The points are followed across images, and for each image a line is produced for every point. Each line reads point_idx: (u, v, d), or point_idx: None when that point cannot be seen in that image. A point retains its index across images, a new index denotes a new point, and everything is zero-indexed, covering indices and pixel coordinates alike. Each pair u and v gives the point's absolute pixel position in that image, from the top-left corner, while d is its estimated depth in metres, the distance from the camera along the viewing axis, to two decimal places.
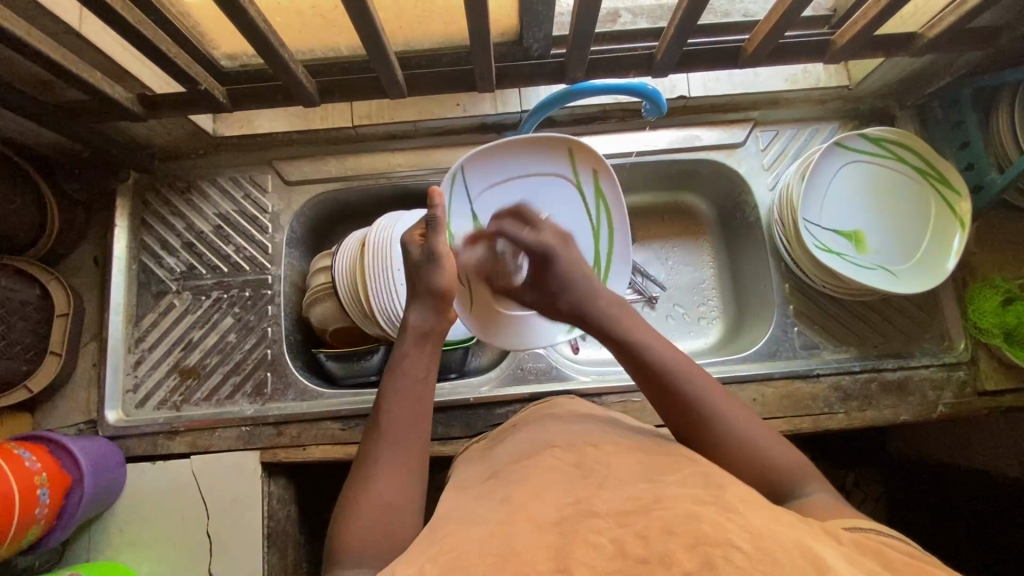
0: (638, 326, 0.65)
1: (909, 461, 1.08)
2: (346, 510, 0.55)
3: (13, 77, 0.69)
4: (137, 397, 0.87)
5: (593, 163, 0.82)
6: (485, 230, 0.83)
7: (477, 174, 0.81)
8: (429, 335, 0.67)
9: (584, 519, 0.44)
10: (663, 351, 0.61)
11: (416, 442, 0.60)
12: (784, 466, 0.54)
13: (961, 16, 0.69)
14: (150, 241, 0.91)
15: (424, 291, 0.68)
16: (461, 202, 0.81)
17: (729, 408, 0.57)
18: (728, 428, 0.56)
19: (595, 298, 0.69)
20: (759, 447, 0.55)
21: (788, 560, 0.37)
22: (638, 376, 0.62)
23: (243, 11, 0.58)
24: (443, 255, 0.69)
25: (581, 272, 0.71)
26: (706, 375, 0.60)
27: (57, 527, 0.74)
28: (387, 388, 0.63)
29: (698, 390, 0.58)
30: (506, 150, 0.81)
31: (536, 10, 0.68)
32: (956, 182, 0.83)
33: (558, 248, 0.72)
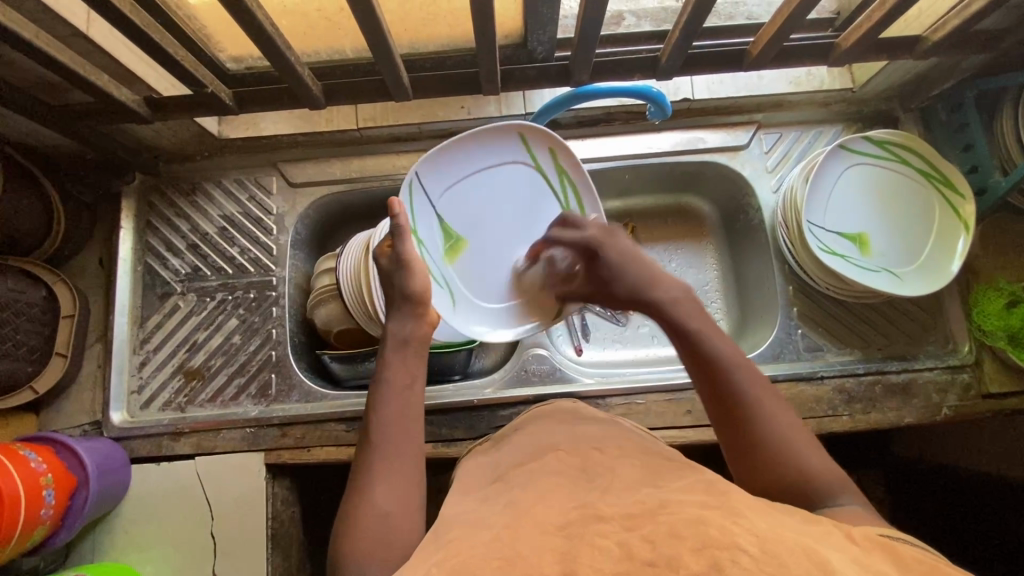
0: (697, 316, 0.62)
1: (912, 463, 1.08)
2: (346, 522, 0.55)
3: (21, 79, 0.69)
4: (141, 398, 0.87)
5: (549, 142, 0.81)
6: (452, 230, 0.80)
7: (432, 176, 0.77)
8: (410, 341, 0.67)
9: (589, 522, 0.44)
10: (724, 346, 0.59)
11: (409, 449, 0.60)
12: (820, 476, 0.53)
13: (966, 19, 0.69)
14: (155, 243, 0.91)
15: (400, 299, 0.68)
16: (424, 205, 0.77)
17: (779, 412, 0.56)
18: (774, 435, 0.55)
19: (658, 283, 0.66)
20: (801, 457, 0.54)
21: (795, 562, 0.37)
22: (693, 365, 0.60)
23: (250, 14, 0.59)
24: (413, 260, 0.69)
25: (641, 262, 0.69)
26: (759, 375, 0.58)
27: (61, 528, 0.74)
28: (374, 398, 0.63)
29: (751, 389, 0.57)
30: (460, 144, 0.78)
31: (541, 13, 0.68)
32: (961, 185, 0.84)
33: (608, 241, 0.71)
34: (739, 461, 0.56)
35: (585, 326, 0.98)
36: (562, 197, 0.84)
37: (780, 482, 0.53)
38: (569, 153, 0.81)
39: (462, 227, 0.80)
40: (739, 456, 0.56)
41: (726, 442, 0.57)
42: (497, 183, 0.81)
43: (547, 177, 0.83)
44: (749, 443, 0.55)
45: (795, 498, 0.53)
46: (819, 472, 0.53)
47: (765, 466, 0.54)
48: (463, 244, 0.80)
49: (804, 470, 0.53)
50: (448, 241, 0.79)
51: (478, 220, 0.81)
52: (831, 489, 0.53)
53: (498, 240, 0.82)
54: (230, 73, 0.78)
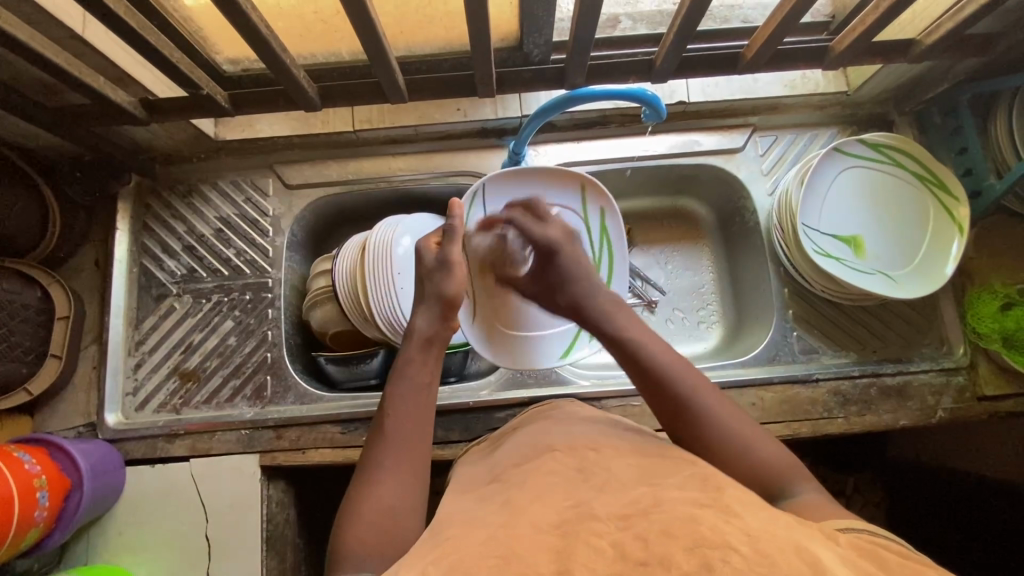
0: (629, 322, 0.68)
1: (908, 465, 1.08)
2: (349, 513, 0.55)
3: (19, 81, 0.69)
4: (137, 400, 0.87)
5: (604, 201, 0.84)
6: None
7: (495, 193, 0.83)
8: (432, 343, 0.67)
9: (583, 521, 0.44)
10: (657, 349, 0.63)
11: (419, 449, 0.60)
12: (772, 463, 0.56)
13: (959, 23, 0.69)
14: (151, 244, 0.91)
15: (433, 296, 0.69)
16: (479, 216, 0.82)
17: (725, 408, 0.59)
18: (722, 432, 0.58)
19: (595, 294, 0.72)
20: (752, 448, 0.57)
21: (785, 561, 0.37)
22: (633, 371, 0.63)
23: (246, 17, 0.59)
24: (454, 263, 0.70)
25: (584, 272, 0.74)
26: (699, 374, 0.62)
27: (56, 530, 0.74)
28: (390, 393, 0.63)
29: (691, 388, 0.60)
30: (527, 174, 0.83)
31: (536, 15, 0.68)
32: (954, 189, 0.84)
33: (565, 247, 0.75)
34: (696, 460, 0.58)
35: None
36: (596, 252, 0.86)
37: (738, 475, 0.56)
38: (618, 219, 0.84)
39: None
40: (697, 456, 0.59)
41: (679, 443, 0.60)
42: None
43: (590, 229, 0.86)
44: (698, 440, 0.58)
45: (754, 487, 0.56)
46: (773, 460, 0.56)
47: (720, 461, 0.57)
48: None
49: (757, 459, 0.56)
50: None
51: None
52: (826, 494, 0.53)
53: None
54: (226, 75, 0.78)
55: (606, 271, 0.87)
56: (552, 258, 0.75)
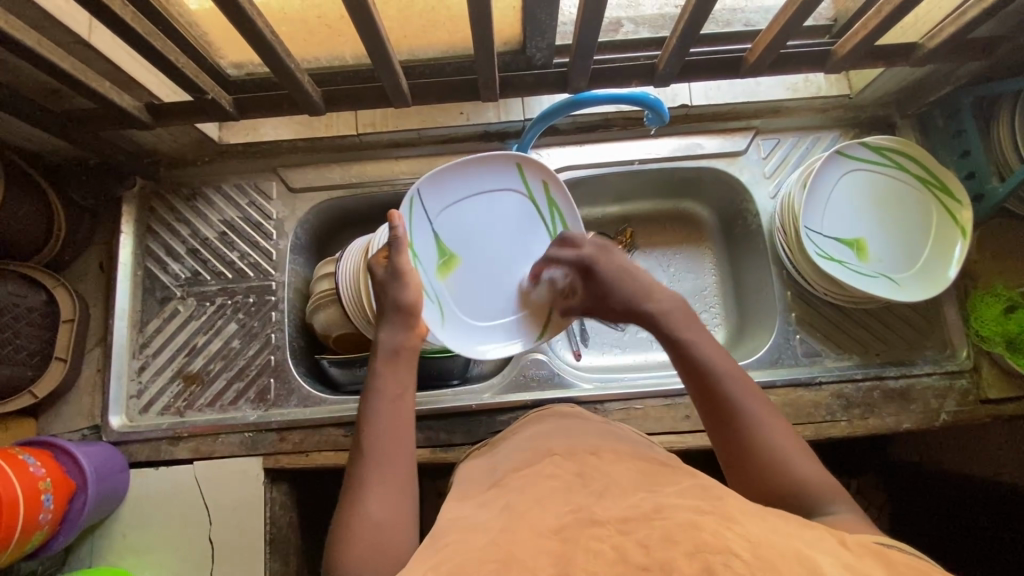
0: (691, 328, 0.65)
1: (911, 467, 1.08)
2: (339, 530, 0.55)
3: (24, 86, 0.70)
4: (140, 402, 0.87)
5: (545, 175, 0.82)
6: (446, 246, 0.80)
7: (433, 194, 0.78)
8: (401, 351, 0.67)
9: (584, 527, 0.44)
10: (713, 355, 0.62)
11: (402, 458, 0.61)
12: (814, 480, 0.54)
13: (961, 27, 0.69)
14: (155, 247, 0.91)
15: (391, 309, 0.68)
16: (421, 222, 0.77)
17: (776, 424, 0.57)
18: (767, 442, 0.56)
19: (652, 296, 0.69)
20: (795, 463, 0.55)
21: (787, 566, 0.37)
22: (686, 375, 0.62)
23: (251, 22, 0.59)
24: (407, 271, 0.69)
25: (632, 277, 0.71)
26: (754, 387, 0.60)
27: (61, 532, 0.74)
28: (366, 407, 0.63)
29: (742, 396, 0.58)
30: (461, 166, 0.79)
31: (539, 19, 0.68)
32: (957, 191, 0.84)
33: (599, 257, 0.74)
34: (736, 468, 0.57)
35: (583, 331, 0.98)
36: (550, 228, 0.84)
37: (776, 488, 0.54)
38: (564, 189, 0.82)
39: (456, 243, 0.80)
40: (737, 466, 0.57)
41: (722, 452, 0.58)
42: (492, 204, 0.82)
43: (537, 206, 0.83)
44: (740, 447, 0.57)
45: (791, 503, 0.54)
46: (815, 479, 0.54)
47: (761, 472, 0.55)
48: (455, 260, 0.80)
49: (799, 475, 0.54)
50: (440, 258, 0.79)
51: (472, 235, 0.81)
52: (836, 500, 0.53)
53: (488, 261, 0.82)
54: (231, 79, 0.79)
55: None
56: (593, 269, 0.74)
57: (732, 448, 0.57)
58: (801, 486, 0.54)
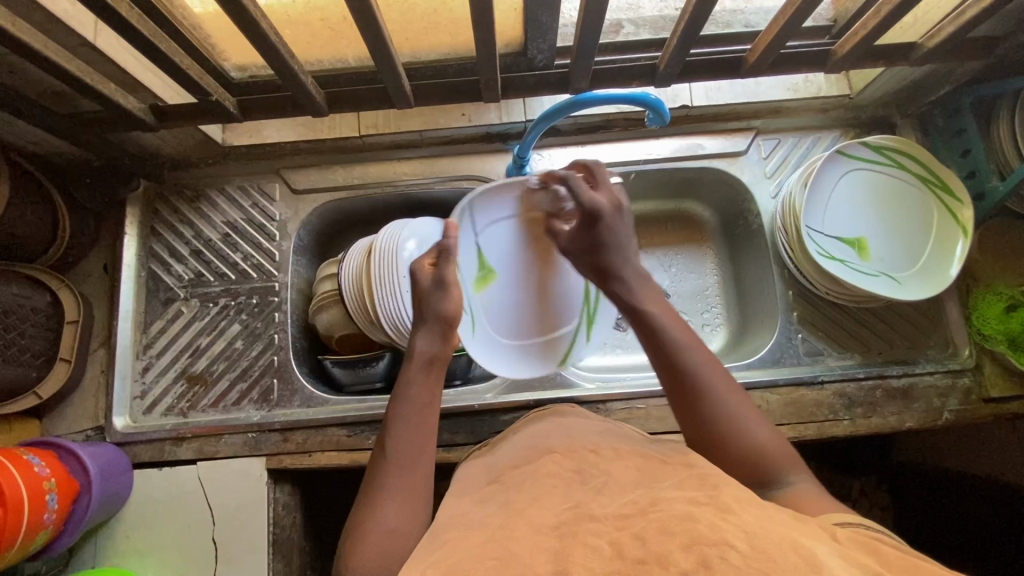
0: (653, 300, 0.67)
1: (913, 467, 1.08)
2: (354, 533, 0.56)
3: (29, 89, 0.71)
4: (144, 404, 0.87)
5: None
6: (488, 262, 0.85)
7: (482, 211, 0.83)
8: (434, 362, 0.67)
9: (582, 522, 0.45)
10: (677, 329, 0.64)
11: (421, 464, 0.61)
12: (775, 456, 0.58)
13: (961, 25, 0.70)
14: (158, 249, 0.92)
15: (431, 317, 0.69)
16: (467, 235, 0.83)
17: (736, 401, 0.60)
18: (728, 417, 0.59)
19: (628, 267, 0.69)
20: (748, 435, 0.59)
21: (782, 557, 0.38)
22: (651, 348, 0.64)
23: (255, 25, 0.60)
24: (452, 283, 0.70)
25: (626, 245, 0.70)
26: (714, 361, 0.62)
27: (65, 532, 0.75)
28: (392, 413, 0.64)
29: (705, 372, 0.61)
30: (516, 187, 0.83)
31: (541, 21, 0.69)
32: (957, 190, 0.84)
33: (613, 217, 0.69)
34: (695, 440, 0.60)
35: None
36: None
37: (732, 460, 0.58)
38: None
39: (498, 261, 0.85)
40: (698, 439, 0.60)
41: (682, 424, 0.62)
42: (533, 229, 0.85)
43: None
44: (703, 423, 0.59)
45: (745, 472, 0.58)
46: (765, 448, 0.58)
47: (717, 445, 0.59)
48: (494, 277, 0.86)
49: (751, 446, 0.58)
50: (481, 272, 0.84)
51: (512, 256, 0.86)
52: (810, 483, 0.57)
53: (523, 284, 0.87)
54: (234, 81, 0.79)
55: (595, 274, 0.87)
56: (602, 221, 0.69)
57: (695, 424, 0.60)
58: (752, 455, 0.58)
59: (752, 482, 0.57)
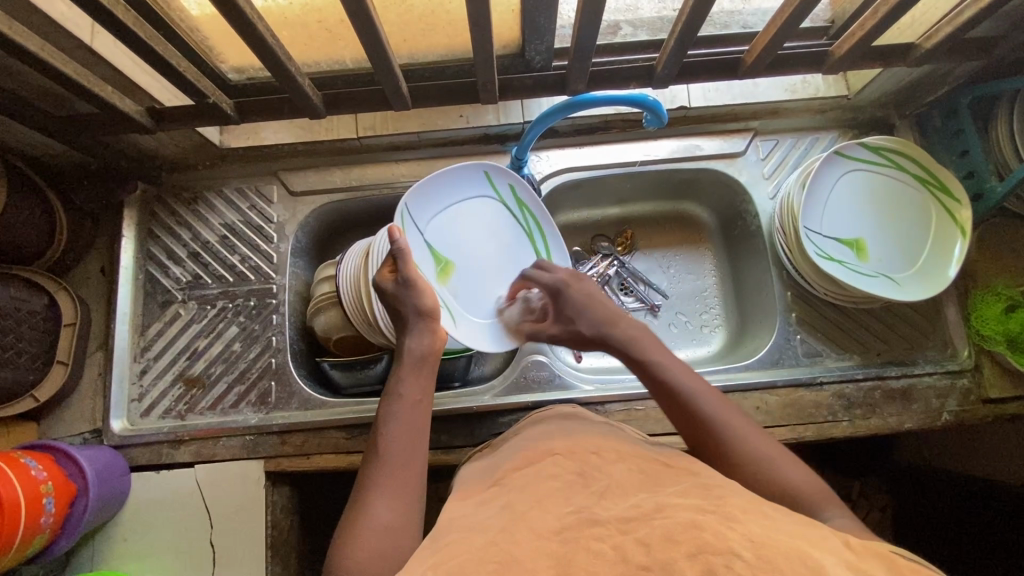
0: (656, 349, 0.67)
1: (912, 467, 1.08)
2: (345, 532, 0.55)
3: (27, 92, 0.70)
4: (142, 406, 0.87)
5: (511, 177, 0.85)
6: (441, 254, 0.81)
7: (419, 209, 0.79)
8: (426, 358, 0.68)
9: (584, 527, 0.45)
10: (683, 375, 0.64)
11: (414, 465, 0.61)
12: (812, 485, 0.56)
13: (959, 26, 0.70)
14: (156, 251, 0.92)
15: (410, 316, 0.70)
16: (414, 234, 0.78)
17: (758, 436, 0.60)
18: (757, 453, 0.58)
19: (617, 322, 0.70)
20: (776, 468, 0.57)
21: (789, 566, 0.38)
22: (664, 400, 0.64)
23: (253, 27, 0.60)
24: (418, 280, 0.70)
25: (602, 302, 0.73)
26: (724, 400, 0.62)
27: (61, 536, 0.74)
28: (385, 411, 0.64)
29: (721, 415, 0.61)
30: (445, 175, 0.81)
31: (539, 22, 0.68)
32: (956, 191, 0.84)
33: (572, 283, 0.75)
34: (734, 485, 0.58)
35: None
36: (525, 225, 0.88)
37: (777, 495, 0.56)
38: (530, 186, 0.86)
39: (450, 251, 0.82)
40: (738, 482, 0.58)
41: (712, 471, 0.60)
42: (472, 210, 0.84)
43: (509, 207, 0.87)
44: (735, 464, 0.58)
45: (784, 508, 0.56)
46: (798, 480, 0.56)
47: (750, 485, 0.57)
48: (452, 267, 0.82)
49: (784, 479, 0.56)
50: (438, 265, 0.80)
51: (461, 244, 0.83)
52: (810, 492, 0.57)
53: (479, 264, 0.84)
54: (231, 83, 0.79)
55: (540, 239, 0.88)
56: (562, 292, 0.74)
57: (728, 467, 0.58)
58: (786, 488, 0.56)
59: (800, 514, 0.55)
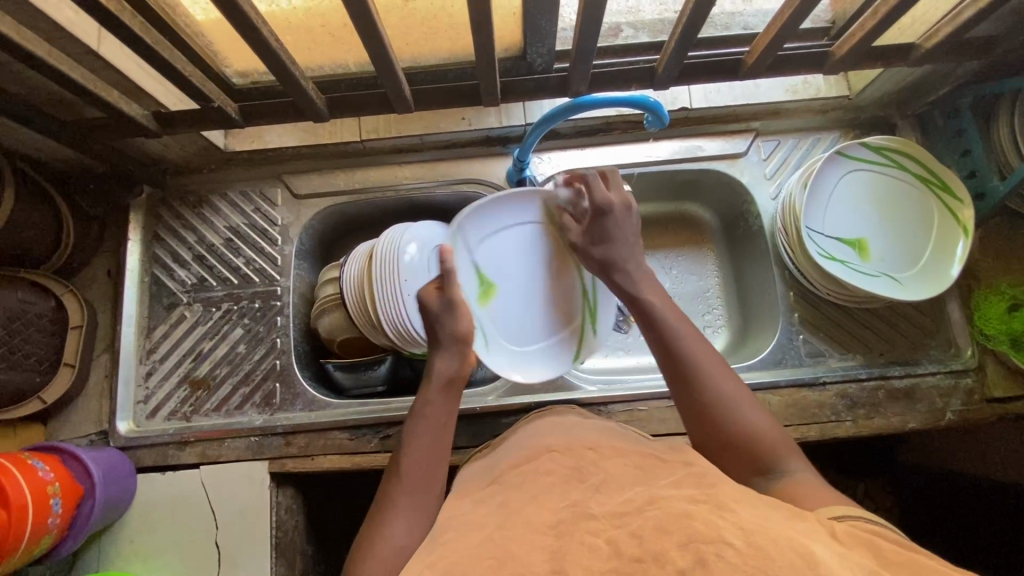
0: (655, 292, 0.70)
1: (918, 468, 1.07)
2: (361, 550, 0.56)
3: (33, 97, 0.71)
4: (147, 408, 0.88)
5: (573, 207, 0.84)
6: (488, 276, 0.83)
7: (472, 229, 0.82)
8: (455, 381, 0.69)
9: (580, 521, 0.45)
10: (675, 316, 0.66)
11: (432, 487, 0.62)
12: (775, 439, 0.59)
13: (957, 26, 0.70)
14: (162, 254, 0.93)
15: (449, 339, 0.70)
16: (462, 254, 0.82)
17: (729, 380, 0.62)
18: (724, 398, 0.61)
19: (634, 264, 0.72)
20: (750, 418, 0.60)
21: (779, 554, 0.38)
22: (649, 333, 0.67)
23: (257, 33, 0.61)
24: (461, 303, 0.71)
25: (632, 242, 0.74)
26: (709, 348, 0.64)
27: (69, 537, 0.75)
28: (409, 431, 0.65)
29: (699, 355, 0.63)
30: (503, 199, 0.82)
31: (540, 24, 0.69)
32: (958, 190, 0.84)
33: (617, 212, 0.74)
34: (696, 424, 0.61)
35: None
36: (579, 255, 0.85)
37: (732, 440, 0.59)
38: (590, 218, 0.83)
39: (497, 275, 0.84)
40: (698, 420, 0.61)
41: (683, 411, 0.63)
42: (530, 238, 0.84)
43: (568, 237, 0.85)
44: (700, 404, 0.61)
45: (744, 451, 0.59)
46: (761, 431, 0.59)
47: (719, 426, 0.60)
48: (495, 291, 0.83)
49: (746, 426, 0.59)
50: (482, 286, 0.82)
51: (512, 269, 0.84)
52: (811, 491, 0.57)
53: (528, 293, 0.85)
54: (235, 87, 0.80)
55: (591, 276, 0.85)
56: (604, 218, 0.74)
57: (693, 406, 0.61)
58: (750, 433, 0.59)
59: (750, 461, 0.58)
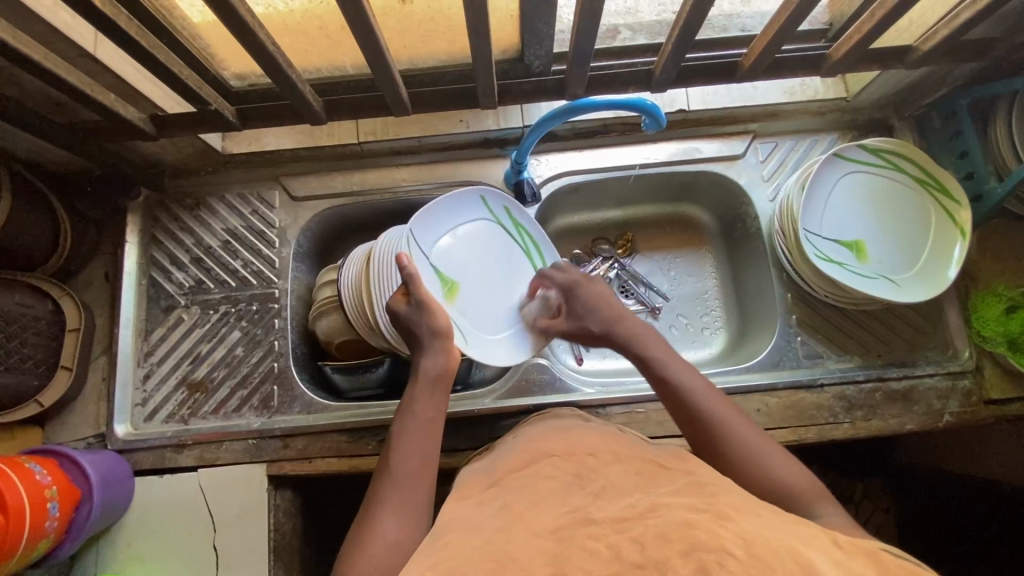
0: (659, 347, 0.70)
1: (915, 469, 1.07)
2: (353, 548, 0.56)
3: (31, 100, 0.71)
4: (145, 410, 0.88)
5: (505, 199, 0.87)
6: (447, 275, 0.81)
7: (424, 233, 0.79)
8: (440, 377, 0.68)
9: (581, 526, 0.45)
10: (682, 370, 0.67)
11: (423, 484, 0.62)
12: (799, 485, 0.58)
13: (955, 28, 0.70)
14: (159, 256, 0.93)
15: (429, 338, 0.69)
16: (421, 259, 0.78)
17: (747, 428, 0.62)
18: (743, 447, 0.61)
19: (623, 321, 0.73)
20: (771, 465, 0.59)
21: (780, 563, 0.38)
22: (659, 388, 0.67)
23: (256, 38, 0.61)
24: (432, 301, 0.70)
25: (610, 303, 0.75)
26: (721, 396, 0.65)
27: (67, 540, 0.75)
28: (399, 428, 0.65)
29: (713, 406, 0.63)
30: (446, 199, 0.81)
31: (537, 26, 0.69)
32: (955, 191, 0.84)
33: (585, 283, 0.78)
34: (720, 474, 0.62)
35: None
36: (521, 243, 0.89)
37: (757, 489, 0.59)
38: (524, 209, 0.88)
39: (453, 272, 0.82)
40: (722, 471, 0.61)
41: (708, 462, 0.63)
42: (472, 233, 0.85)
43: (506, 227, 0.88)
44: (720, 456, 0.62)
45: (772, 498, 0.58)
46: (784, 474, 0.59)
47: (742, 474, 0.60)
48: (458, 287, 0.82)
49: (769, 473, 0.59)
50: (444, 286, 0.80)
51: (466, 263, 0.84)
52: (815, 502, 0.57)
53: (483, 285, 0.85)
54: (234, 90, 0.80)
55: (536, 255, 0.90)
56: (576, 291, 0.78)
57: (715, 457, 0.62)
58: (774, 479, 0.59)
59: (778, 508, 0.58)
